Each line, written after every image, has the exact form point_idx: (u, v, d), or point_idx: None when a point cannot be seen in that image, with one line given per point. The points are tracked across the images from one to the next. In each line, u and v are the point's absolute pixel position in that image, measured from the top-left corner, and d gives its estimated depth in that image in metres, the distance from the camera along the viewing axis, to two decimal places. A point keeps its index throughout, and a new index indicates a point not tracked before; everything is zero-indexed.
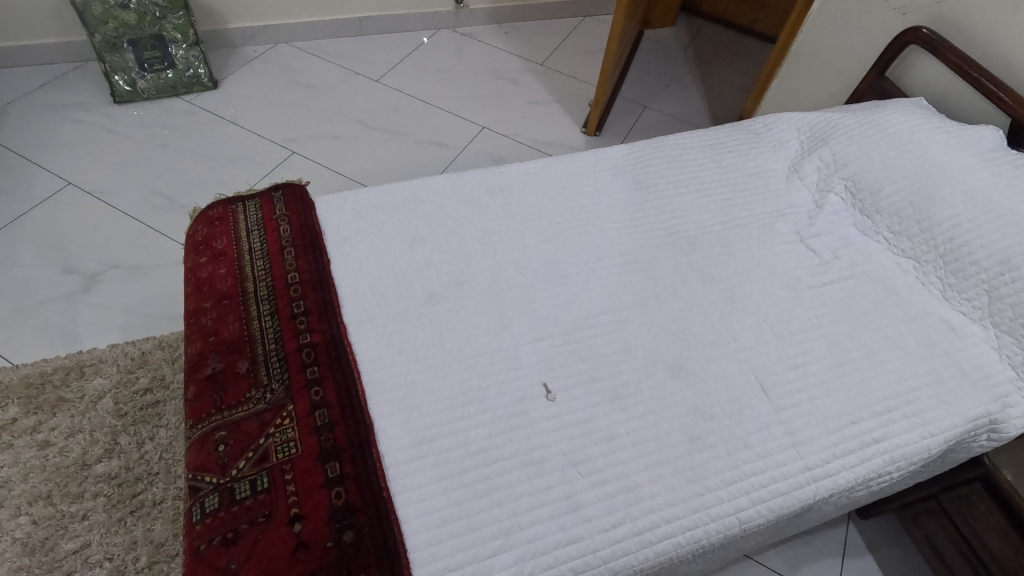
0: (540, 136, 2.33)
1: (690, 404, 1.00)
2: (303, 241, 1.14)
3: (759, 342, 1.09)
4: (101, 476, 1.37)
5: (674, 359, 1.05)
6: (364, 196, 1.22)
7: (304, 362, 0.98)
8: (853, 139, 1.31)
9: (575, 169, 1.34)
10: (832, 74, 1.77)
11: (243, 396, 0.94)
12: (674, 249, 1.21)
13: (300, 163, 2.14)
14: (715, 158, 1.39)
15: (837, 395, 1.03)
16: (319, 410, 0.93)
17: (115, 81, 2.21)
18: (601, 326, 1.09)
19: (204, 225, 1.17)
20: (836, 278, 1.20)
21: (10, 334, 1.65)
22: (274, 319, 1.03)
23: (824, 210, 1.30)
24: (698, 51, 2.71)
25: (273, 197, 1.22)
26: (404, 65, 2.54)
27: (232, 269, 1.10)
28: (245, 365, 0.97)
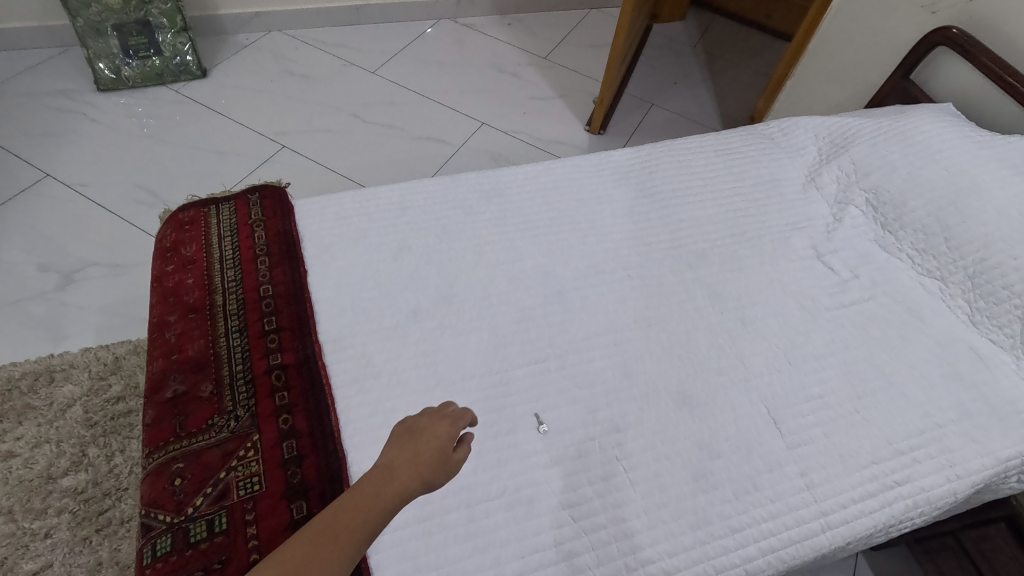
0: (543, 133, 2.23)
1: (695, 439, 0.91)
2: (279, 250, 1.05)
3: (771, 369, 1.00)
4: (67, 491, 1.30)
5: (679, 387, 0.96)
6: (347, 201, 1.13)
7: (273, 385, 0.89)
8: (876, 147, 1.22)
9: (576, 174, 1.25)
10: (851, 74, 1.67)
11: (205, 423, 0.86)
12: (681, 264, 1.12)
13: (290, 158, 2.05)
14: (727, 164, 1.30)
15: (855, 431, 0.94)
16: (287, 441, 0.84)
17: (99, 68, 2.11)
18: (600, 348, 1.00)
19: (173, 229, 1.08)
20: (856, 298, 1.10)
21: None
22: (242, 337, 0.94)
23: (842, 223, 1.20)
24: (708, 47, 2.60)
25: (249, 200, 1.13)
26: (402, 56, 2.44)
27: (200, 278, 1.01)
28: (208, 387, 0.89)
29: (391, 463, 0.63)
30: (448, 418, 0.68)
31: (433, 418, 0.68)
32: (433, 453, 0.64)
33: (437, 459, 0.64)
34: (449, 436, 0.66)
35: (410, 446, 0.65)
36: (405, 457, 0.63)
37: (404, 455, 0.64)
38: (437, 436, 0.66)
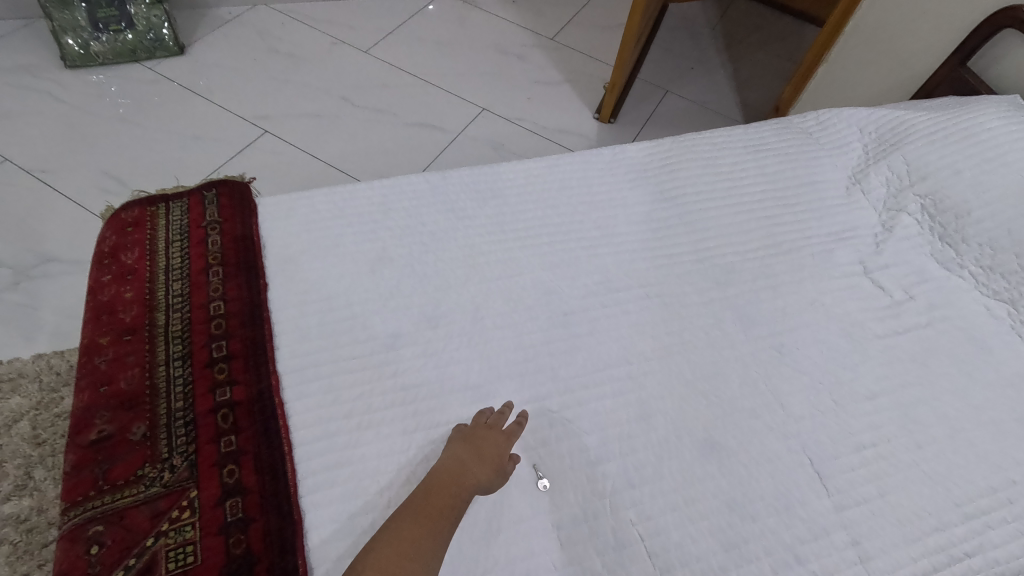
0: (548, 121, 2.06)
1: (724, 497, 0.76)
2: (235, 259, 0.89)
3: (813, 410, 0.85)
4: (8, 520, 1.15)
5: (705, 432, 0.81)
6: (318, 201, 0.97)
7: (219, 427, 0.74)
8: (934, 146, 1.05)
9: (586, 172, 1.08)
10: (894, 62, 1.49)
11: (134, 475, 0.71)
12: (707, 281, 0.96)
13: (273, 144, 1.88)
14: (758, 163, 1.13)
15: (915, 489, 0.79)
16: (232, 500, 0.70)
17: (66, 42, 1.92)
18: (612, 383, 0.84)
19: (113, 230, 0.92)
20: (911, 325, 0.95)
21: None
22: (185, 366, 0.79)
23: (893, 234, 1.04)
24: (728, 29, 2.41)
25: (204, 198, 0.97)
26: (397, 35, 2.25)
27: (141, 292, 0.86)
28: (140, 428, 0.74)
29: (463, 456, 0.70)
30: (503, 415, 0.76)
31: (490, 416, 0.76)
32: (499, 449, 0.72)
33: (502, 456, 0.72)
34: (509, 435, 0.74)
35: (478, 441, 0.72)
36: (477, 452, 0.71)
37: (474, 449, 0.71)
38: (499, 433, 0.74)
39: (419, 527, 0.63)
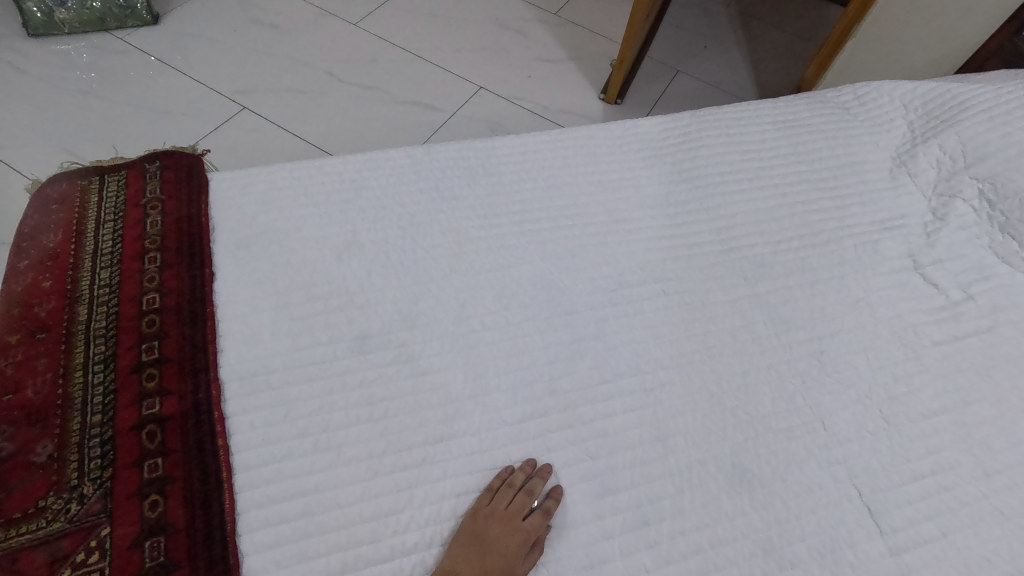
0: (550, 101, 1.91)
1: (758, 538, 0.63)
2: (177, 243, 0.76)
3: (860, 431, 0.71)
4: None
5: (733, 457, 0.68)
6: (281, 176, 0.83)
7: (143, 448, 0.61)
8: (994, 122, 0.91)
9: (592, 147, 0.94)
10: (935, 36, 1.34)
11: (32, 505, 0.57)
12: (733, 275, 0.83)
13: (251, 122, 1.73)
14: (789, 140, 0.99)
15: (988, 528, 0.66)
16: (152, 540, 0.56)
17: (28, 9, 1.76)
18: (623, 395, 0.71)
19: (35, 208, 0.78)
20: (972, 329, 0.81)
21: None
22: (108, 371, 0.66)
23: (946, 223, 0.90)
24: (745, 6, 2.25)
25: (147, 172, 0.83)
26: (390, 7, 2.10)
27: (62, 280, 0.72)
28: (45, 448, 0.60)
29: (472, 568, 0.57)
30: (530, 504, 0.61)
31: (514, 496, 0.61)
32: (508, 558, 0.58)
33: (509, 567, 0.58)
34: (526, 538, 0.60)
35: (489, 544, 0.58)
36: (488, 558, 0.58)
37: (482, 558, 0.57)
38: (514, 532, 0.59)
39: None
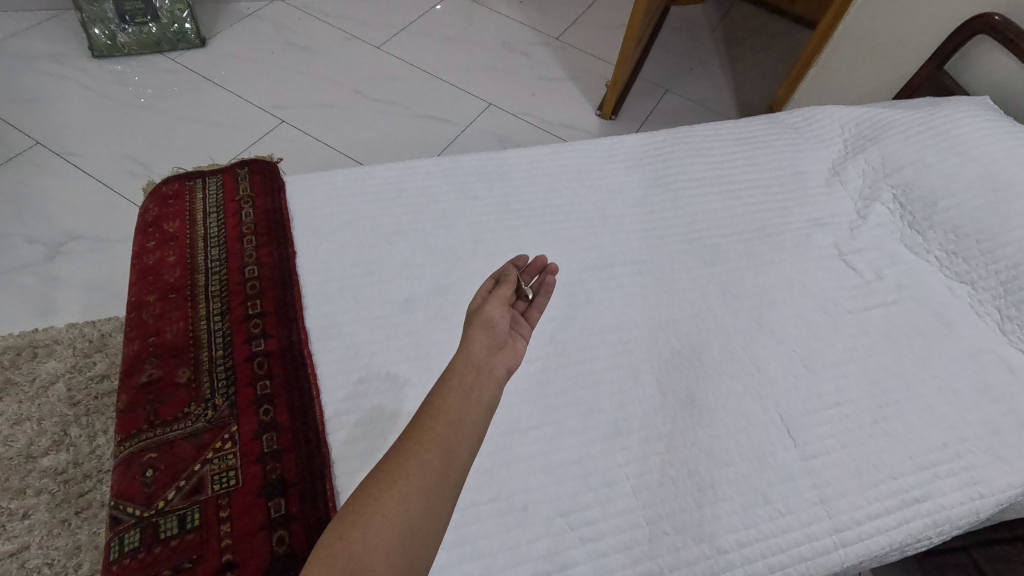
0: (551, 116, 2.15)
1: (703, 446, 0.86)
2: (267, 228, 0.99)
3: (786, 374, 0.94)
4: (47, 471, 1.25)
5: (687, 391, 0.90)
6: (341, 179, 1.07)
7: (255, 374, 0.84)
8: (908, 141, 1.13)
9: (586, 158, 1.18)
10: (879, 66, 1.58)
11: (181, 411, 0.80)
12: (694, 259, 1.06)
13: (289, 134, 1.96)
14: (746, 153, 1.22)
15: (875, 444, 0.88)
16: (267, 435, 0.79)
17: (94, 33, 1.98)
18: (604, 345, 0.94)
19: (155, 202, 1.02)
20: (880, 301, 1.04)
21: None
22: (224, 320, 0.89)
23: (867, 221, 1.14)
24: (728, 32, 2.50)
25: (238, 174, 1.07)
26: (408, 31, 2.34)
27: (182, 256, 0.95)
28: (186, 373, 0.83)
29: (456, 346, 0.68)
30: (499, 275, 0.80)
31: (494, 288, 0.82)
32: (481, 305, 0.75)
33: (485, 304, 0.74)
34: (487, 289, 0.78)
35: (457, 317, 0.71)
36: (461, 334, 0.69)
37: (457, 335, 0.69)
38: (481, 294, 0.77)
39: (422, 478, 0.56)
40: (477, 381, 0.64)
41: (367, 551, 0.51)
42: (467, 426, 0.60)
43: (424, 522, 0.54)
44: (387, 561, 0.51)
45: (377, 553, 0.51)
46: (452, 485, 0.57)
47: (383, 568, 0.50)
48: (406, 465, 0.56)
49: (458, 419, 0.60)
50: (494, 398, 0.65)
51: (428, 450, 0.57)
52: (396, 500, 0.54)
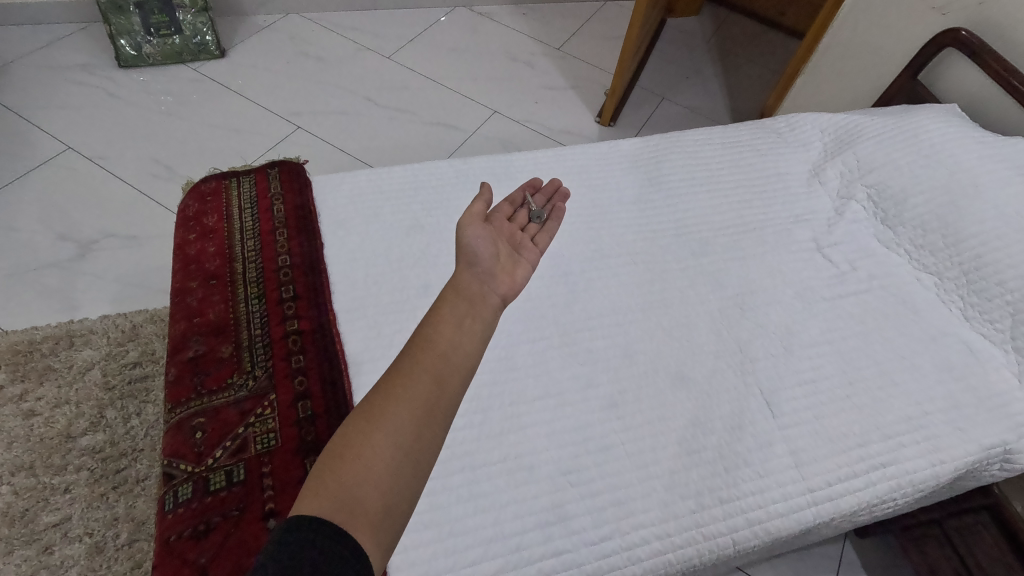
0: (553, 123, 2.26)
1: (691, 416, 0.95)
2: (297, 222, 1.10)
3: (766, 354, 1.04)
4: (86, 450, 1.30)
5: (677, 368, 1.01)
6: (363, 179, 1.17)
7: (290, 349, 0.95)
8: (881, 143, 1.23)
9: (586, 160, 1.28)
10: (859, 75, 1.69)
11: (225, 382, 0.91)
12: (685, 251, 1.16)
13: (305, 139, 2.05)
14: (733, 156, 1.33)
15: (845, 416, 0.98)
16: (302, 402, 0.90)
17: (120, 45, 2.08)
18: (602, 327, 1.04)
19: (194, 199, 1.12)
20: (853, 289, 1.14)
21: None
22: (261, 303, 0.99)
23: (844, 217, 1.23)
24: (721, 43, 2.62)
25: (269, 174, 1.18)
26: (417, 43, 2.46)
27: (221, 247, 1.05)
28: (228, 349, 0.94)
29: (456, 271, 0.81)
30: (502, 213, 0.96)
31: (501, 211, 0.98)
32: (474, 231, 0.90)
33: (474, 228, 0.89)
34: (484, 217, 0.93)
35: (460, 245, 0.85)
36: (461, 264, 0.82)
37: (458, 261, 0.83)
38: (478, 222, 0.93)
39: (410, 410, 0.63)
40: (471, 310, 0.75)
41: (358, 479, 0.58)
42: (454, 358, 0.69)
43: (425, 431, 0.63)
44: (378, 487, 0.59)
45: (367, 480, 0.58)
46: (441, 413, 0.65)
47: (387, 473, 0.59)
48: (395, 398, 0.64)
49: (449, 350, 0.69)
50: (485, 328, 0.75)
51: (417, 382, 0.65)
52: (384, 433, 0.61)
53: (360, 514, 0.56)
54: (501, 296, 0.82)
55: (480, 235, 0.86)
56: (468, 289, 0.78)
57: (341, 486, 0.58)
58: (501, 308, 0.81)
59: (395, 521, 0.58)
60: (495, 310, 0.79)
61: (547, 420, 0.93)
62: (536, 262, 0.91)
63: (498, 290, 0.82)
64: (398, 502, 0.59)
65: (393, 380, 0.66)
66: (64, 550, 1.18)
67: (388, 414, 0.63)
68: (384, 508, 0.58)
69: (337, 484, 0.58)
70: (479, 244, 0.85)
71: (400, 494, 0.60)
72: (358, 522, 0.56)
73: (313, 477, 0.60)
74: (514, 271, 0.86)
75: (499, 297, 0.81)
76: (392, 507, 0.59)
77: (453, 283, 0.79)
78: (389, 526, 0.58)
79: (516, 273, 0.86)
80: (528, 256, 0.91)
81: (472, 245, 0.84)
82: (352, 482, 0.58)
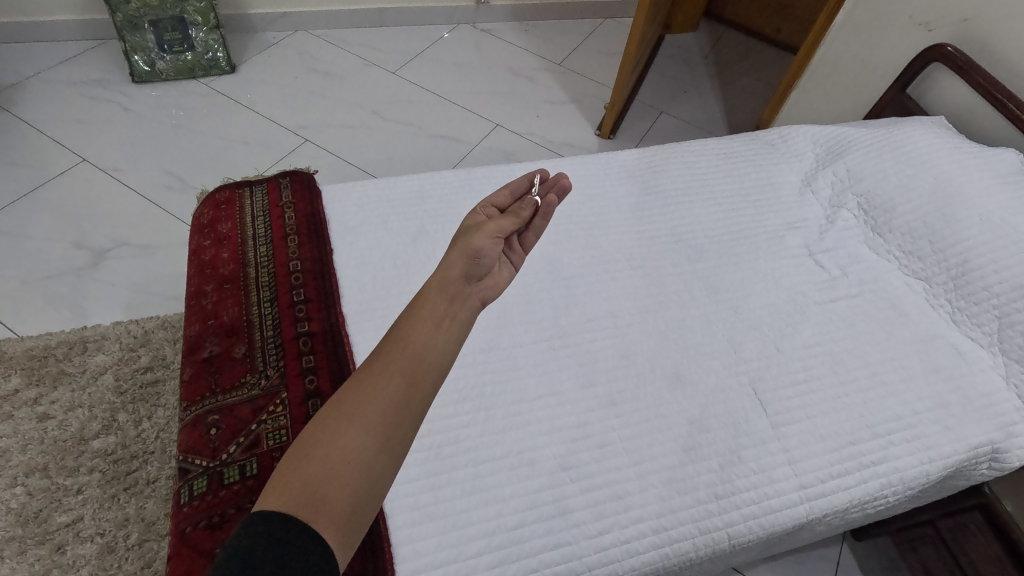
0: (554, 136, 2.32)
1: (688, 415, 0.99)
2: (308, 229, 1.14)
3: (759, 355, 1.08)
4: (98, 452, 1.32)
5: (673, 368, 1.04)
6: (371, 188, 1.22)
7: (301, 350, 0.99)
8: (870, 154, 1.27)
9: (586, 170, 1.33)
10: (851, 89, 1.74)
11: (238, 381, 0.94)
12: (680, 257, 1.21)
13: (313, 151, 2.10)
14: (728, 166, 1.37)
15: (837, 414, 1.01)
16: (312, 400, 0.93)
17: (134, 61, 2.14)
18: (602, 329, 1.08)
19: (209, 208, 1.17)
20: (844, 294, 1.18)
21: (3, 301, 1.58)
22: (273, 306, 1.03)
23: (835, 225, 1.27)
24: (719, 58, 2.68)
25: (280, 183, 1.22)
26: (422, 58, 2.53)
27: (235, 253, 1.10)
28: (242, 350, 0.98)
29: (453, 264, 0.76)
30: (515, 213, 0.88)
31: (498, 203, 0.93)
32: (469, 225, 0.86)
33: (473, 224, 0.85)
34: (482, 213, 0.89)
35: (464, 239, 0.80)
36: (454, 258, 0.77)
37: (458, 253, 0.78)
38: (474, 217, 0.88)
39: (379, 411, 0.62)
40: (452, 309, 0.72)
41: (324, 480, 0.57)
42: (429, 360, 0.67)
43: (393, 433, 0.62)
44: (344, 489, 0.57)
45: (333, 481, 0.57)
46: (412, 416, 0.63)
47: (352, 475, 0.58)
48: (366, 399, 0.62)
49: (425, 350, 0.67)
50: (465, 329, 0.72)
51: (388, 384, 0.64)
52: (351, 434, 0.60)
53: (324, 516, 0.55)
54: (482, 299, 0.78)
55: (489, 242, 0.81)
56: (452, 286, 0.74)
57: (306, 487, 0.57)
58: (480, 310, 0.77)
59: (360, 522, 0.58)
60: (474, 311, 0.75)
61: (548, 418, 0.96)
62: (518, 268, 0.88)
63: (480, 293, 0.78)
64: (364, 503, 0.59)
65: (363, 379, 0.64)
66: (76, 549, 1.20)
67: (356, 415, 0.61)
68: (347, 511, 0.57)
69: (302, 484, 0.57)
70: (481, 246, 0.79)
71: (367, 495, 0.59)
72: (323, 523, 0.55)
73: (276, 476, 0.58)
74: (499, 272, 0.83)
75: (480, 300, 0.78)
76: (357, 508, 0.58)
77: (440, 276, 0.74)
78: (353, 527, 0.57)
79: (500, 275, 0.82)
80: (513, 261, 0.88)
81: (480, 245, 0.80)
82: (318, 484, 0.57)
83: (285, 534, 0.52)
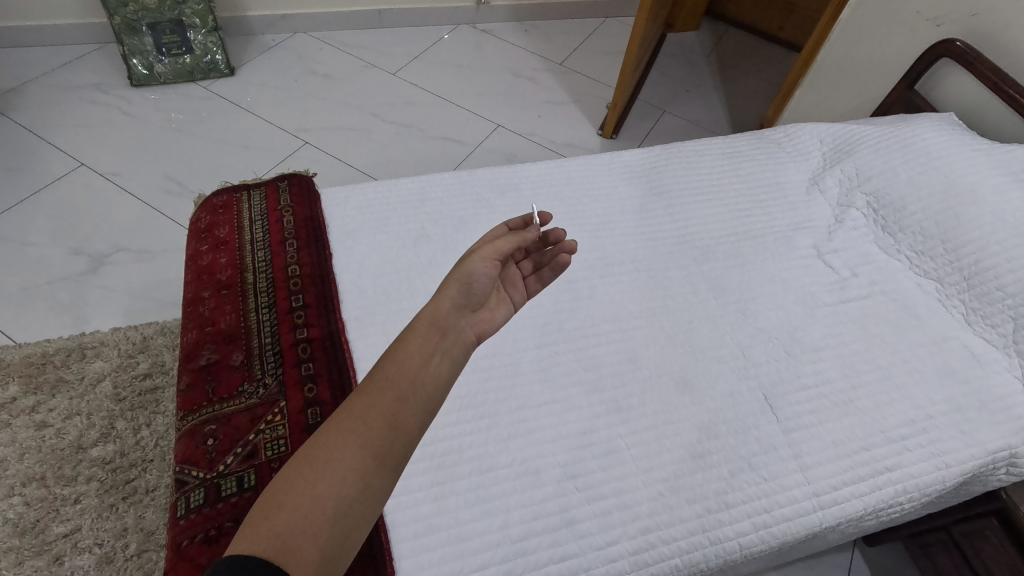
0: (556, 136, 2.29)
1: (696, 420, 0.96)
2: (307, 233, 1.12)
3: (769, 359, 1.06)
4: (96, 461, 1.30)
5: (680, 373, 1.02)
6: (371, 190, 1.20)
7: (300, 357, 0.97)
8: (879, 152, 1.24)
9: (590, 171, 1.30)
10: (858, 86, 1.71)
11: (236, 390, 0.92)
12: (686, 259, 1.18)
13: (314, 154, 2.08)
14: (733, 165, 1.35)
15: (849, 419, 0.99)
16: (311, 408, 0.91)
17: (133, 64, 2.12)
18: (608, 334, 1.06)
19: (207, 212, 1.15)
20: (854, 295, 1.16)
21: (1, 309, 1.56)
22: (271, 312, 1.01)
23: (844, 224, 1.25)
24: (721, 56, 2.66)
25: (279, 186, 1.21)
26: (422, 59, 2.51)
27: (233, 258, 1.08)
28: (239, 357, 0.95)
29: (444, 294, 0.72)
30: (521, 234, 0.82)
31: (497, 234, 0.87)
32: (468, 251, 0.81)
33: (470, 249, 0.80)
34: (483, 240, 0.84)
35: (459, 265, 0.74)
36: (447, 287, 0.72)
37: (451, 281, 0.73)
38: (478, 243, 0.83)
39: (357, 455, 0.59)
40: (441, 346, 0.68)
41: (296, 526, 0.55)
42: (413, 402, 0.63)
43: (370, 478, 0.59)
44: (318, 535, 0.55)
45: (305, 528, 0.55)
46: (392, 460, 0.61)
47: (325, 522, 0.56)
48: (344, 442, 0.60)
49: (408, 392, 0.64)
50: (452, 368, 0.68)
51: (370, 428, 0.61)
52: (328, 478, 0.58)
53: (295, 565, 0.52)
54: (477, 334, 0.74)
55: (486, 267, 0.74)
56: (443, 320, 0.70)
57: (277, 534, 0.54)
58: (474, 346, 0.73)
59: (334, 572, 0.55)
60: (466, 348, 0.71)
61: (552, 426, 0.93)
62: (520, 306, 0.83)
63: (474, 327, 0.73)
64: (338, 551, 0.56)
65: (343, 420, 0.61)
66: (74, 560, 1.18)
67: (333, 459, 0.59)
68: (320, 561, 0.54)
69: (272, 532, 0.54)
70: (474, 272, 0.73)
71: (341, 543, 0.56)
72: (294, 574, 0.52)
73: (249, 520, 0.56)
74: (495, 310, 0.78)
75: (474, 335, 0.73)
76: (332, 557, 0.55)
77: (430, 309, 0.70)
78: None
79: (497, 312, 0.77)
80: (513, 296, 0.83)
81: (476, 274, 0.74)
82: (290, 531, 0.54)
83: (254, 574, 0.49)
